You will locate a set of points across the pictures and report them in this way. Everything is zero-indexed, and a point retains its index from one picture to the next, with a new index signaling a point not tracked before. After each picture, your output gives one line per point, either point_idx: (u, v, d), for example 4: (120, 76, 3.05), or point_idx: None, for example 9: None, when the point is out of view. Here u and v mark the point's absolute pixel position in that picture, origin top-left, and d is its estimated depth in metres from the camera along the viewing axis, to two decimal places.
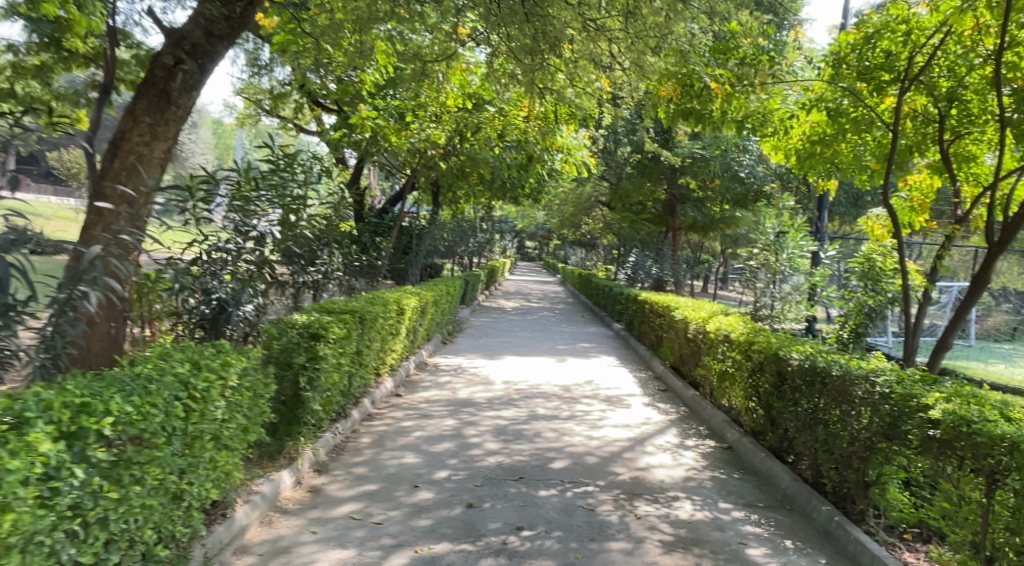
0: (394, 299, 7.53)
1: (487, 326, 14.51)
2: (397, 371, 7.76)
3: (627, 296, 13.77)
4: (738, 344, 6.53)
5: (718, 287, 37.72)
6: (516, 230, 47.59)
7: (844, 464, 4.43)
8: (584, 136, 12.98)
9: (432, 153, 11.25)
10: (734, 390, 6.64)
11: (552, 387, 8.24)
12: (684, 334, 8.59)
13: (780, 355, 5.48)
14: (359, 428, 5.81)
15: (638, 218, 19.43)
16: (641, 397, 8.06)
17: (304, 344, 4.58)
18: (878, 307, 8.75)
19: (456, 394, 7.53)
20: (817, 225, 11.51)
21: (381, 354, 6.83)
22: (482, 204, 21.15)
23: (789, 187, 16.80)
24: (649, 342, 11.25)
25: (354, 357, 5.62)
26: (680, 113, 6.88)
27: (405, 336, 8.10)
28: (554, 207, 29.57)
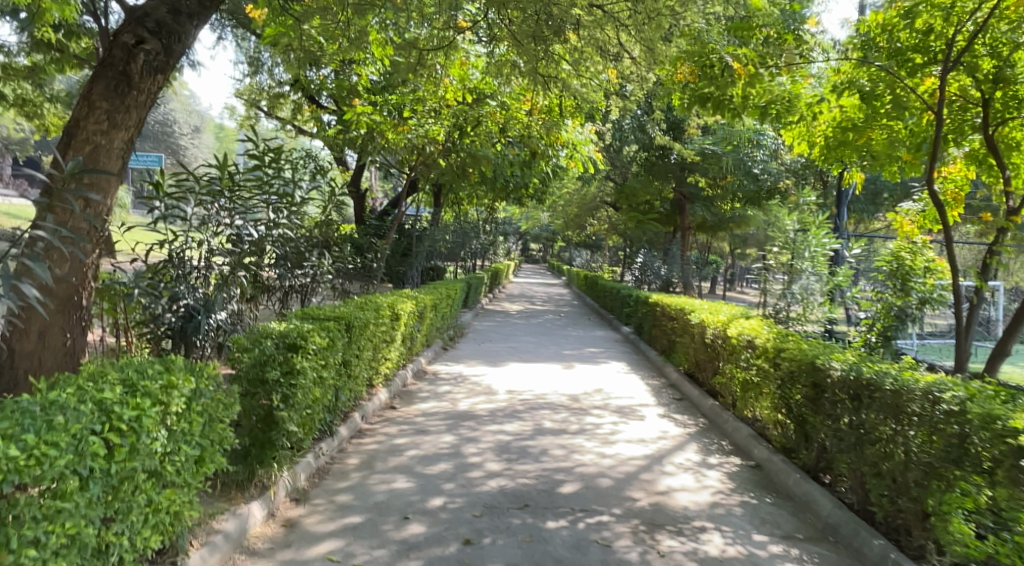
0: (390, 305, 6.99)
1: (491, 330, 13.95)
2: (393, 381, 7.20)
3: (636, 298, 13.20)
4: (765, 352, 5.97)
5: (726, 288, 37.06)
6: (520, 231, 47.02)
7: (898, 491, 3.86)
8: (591, 130, 12.35)
9: (431, 150, 10.65)
10: (761, 400, 6.10)
11: (560, 398, 7.67)
12: (700, 339, 8.03)
13: (817, 364, 4.92)
14: (347, 447, 5.25)
15: (645, 217, 18.84)
16: (656, 408, 7.49)
17: (281, 358, 4.05)
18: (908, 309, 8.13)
19: (456, 405, 6.98)
20: (837, 222, 10.92)
21: (374, 364, 6.29)
22: (486, 205, 20.59)
23: (803, 184, 16.18)
24: (661, 347, 10.68)
25: (343, 369, 5.08)
26: (695, 98, 6.25)
27: (402, 343, 7.55)
28: (559, 208, 28.99)
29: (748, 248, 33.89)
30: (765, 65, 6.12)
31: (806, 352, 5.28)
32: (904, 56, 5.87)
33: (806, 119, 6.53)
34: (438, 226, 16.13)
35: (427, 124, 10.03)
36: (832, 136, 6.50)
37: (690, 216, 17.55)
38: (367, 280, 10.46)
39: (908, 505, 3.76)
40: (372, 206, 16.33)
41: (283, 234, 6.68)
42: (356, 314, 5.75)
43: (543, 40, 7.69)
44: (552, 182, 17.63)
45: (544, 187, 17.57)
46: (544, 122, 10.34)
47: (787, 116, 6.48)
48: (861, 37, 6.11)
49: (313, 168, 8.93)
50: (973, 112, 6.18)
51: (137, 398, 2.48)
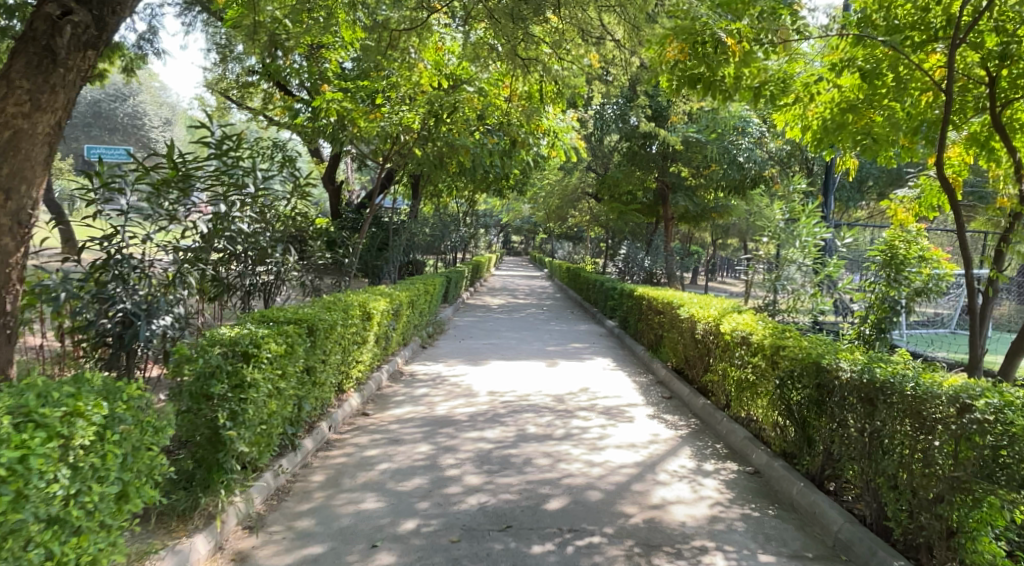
0: (361, 304, 6.51)
1: (471, 326, 13.50)
2: (365, 385, 6.74)
3: (621, 291, 12.80)
4: (763, 349, 5.59)
5: (708, 279, 36.87)
6: (501, 223, 46.52)
7: (918, 506, 3.48)
8: (572, 118, 11.89)
9: (405, 139, 10.10)
10: (759, 400, 5.71)
11: (544, 399, 7.25)
12: (690, 334, 7.64)
13: (823, 364, 4.54)
14: (313, 461, 4.80)
15: (627, 208, 18.48)
16: (645, 408, 7.09)
17: (229, 369, 3.58)
18: (903, 300, 7.80)
19: (434, 410, 6.54)
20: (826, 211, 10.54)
21: (343, 368, 5.81)
22: (465, 197, 20.11)
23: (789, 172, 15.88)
24: (647, 342, 10.31)
25: (303, 377, 4.61)
26: (684, 79, 5.89)
27: (376, 344, 7.08)
28: (539, 199, 28.49)
29: (730, 238, 33.65)
30: (758, 43, 5.74)
31: (810, 350, 4.89)
32: (905, 32, 5.45)
33: (800, 101, 6.17)
34: (416, 219, 15.62)
35: (401, 112, 9.40)
36: (827, 119, 6.11)
37: (672, 206, 17.18)
38: (340, 276, 10.02)
39: (929, 521, 3.39)
40: (348, 199, 15.80)
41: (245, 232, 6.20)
42: (322, 314, 5.27)
43: (523, 19, 7.36)
44: (532, 173, 17.19)
45: (525, 178, 17.12)
46: (522, 109, 9.84)
47: (780, 98, 6.11)
48: (856, 14, 5.72)
49: (280, 159, 8.44)
50: (977, 92, 5.81)
51: (23, 435, 2.12)
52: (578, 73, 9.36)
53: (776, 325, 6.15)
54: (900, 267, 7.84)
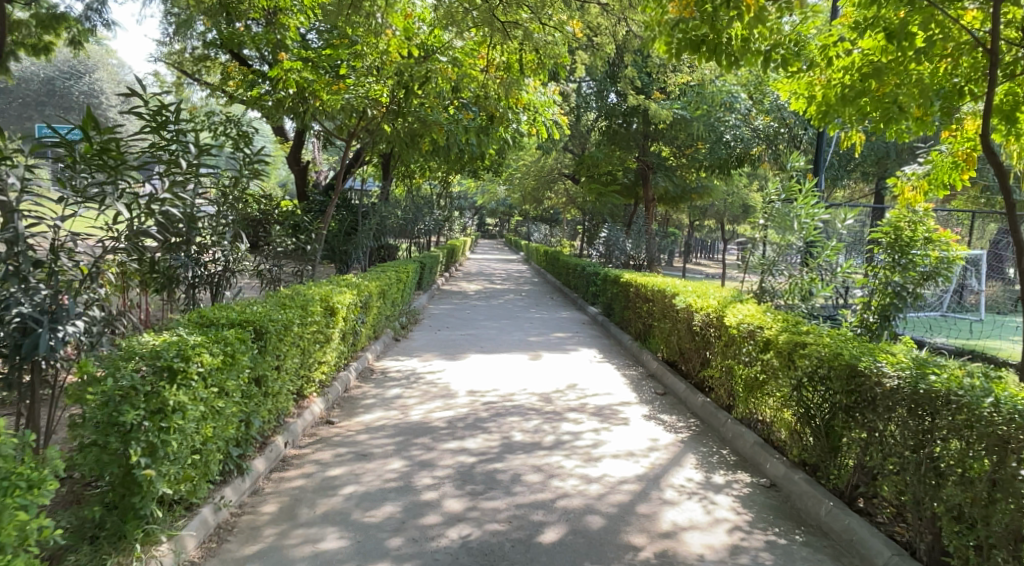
0: (324, 298, 5.78)
1: (447, 315, 12.76)
2: (330, 388, 6.03)
3: (604, 277, 12.16)
4: (778, 346, 4.99)
5: (685, 261, 36.39)
6: (475, 205, 45.67)
7: (989, 545, 2.92)
8: (554, 91, 11.12)
9: (372, 113, 9.26)
10: (771, 401, 5.13)
11: (529, 398, 6.62)
12: (686, 325, 7.04)
13: (858, 366, 3.95)
14: (265, 486, 4.09)
15: (607, 189, 17.78)
16: (639, 407, 6.48)
17: (148, 390, 2.84)
18: (909, 285, 7.31)
19: (408, 414, 5.86)
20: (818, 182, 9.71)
21: (302, 372, 5.10)
22: (439, 178, 19.27)
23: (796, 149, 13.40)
24: (635, 332, 9.72)
25: (249, 389, 3.89)
26: (686, 42, 5.32)
27: (342, 341, 6.35)
28: (515, 180, 27.76)
29: (708, 219, 33.13)
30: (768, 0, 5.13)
31: (839, 349, 4.29)
32: None
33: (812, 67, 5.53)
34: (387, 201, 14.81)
35: (368, 83, 8.89)
36: (846, 85, 5.45)
37: (652, 187, 16.69)
38: (301, 261, 9.26)
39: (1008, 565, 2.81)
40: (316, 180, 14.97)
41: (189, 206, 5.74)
42: (274, 312, 4.55)
43: None
44: (509, 153, 16.41)
45: (501, 157, 16.32)
46: (499, 81, 9.02)
47: (794, 63, 5.47)
48: None
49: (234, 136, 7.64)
50: (1009, 55, 5.18)
51: None
52: (560, 40, 8.58)
53: (786, 318, 5.55)
54: (905, 250, 7.36)
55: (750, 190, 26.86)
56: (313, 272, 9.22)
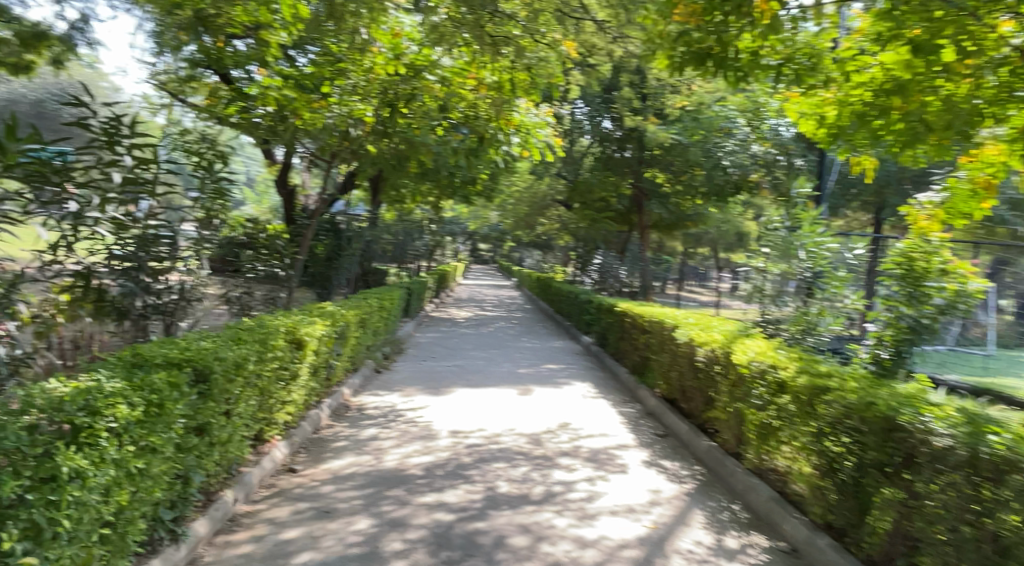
0: (290, 329, 5.22)
1: (434, 344, 12.20)
2: (295, 429, 5.45)
3: (598, 305, 11.66)
4: (795, 389, 4.47)
5: (680, 289, 35.94)
6: (467, 232, 45.37)
7: None
8: (548, 112, 10.48)
9: (356, 133, 8.64)
10: (786, 449, 4.60)
11: (517, 440, 6.05)
12: (688, 361, 6.52)
13: (897, 419, 3.44)
14: (205, 552, 3.50)
15: (600, 216, 17.34)
16: (638, 452, 5.91)
17: (39, 453, 2.31)
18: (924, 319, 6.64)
19: (383, 460, 5.30)
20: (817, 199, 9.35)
21: (262, 414, 4.54)
22: (430, 202, 18.80)
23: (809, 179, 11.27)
24: (631, 365, 9.18)
25: (184, 439, 3.33)
26: (690, 56, 4.91)
27: (311, 375, 5.79)
28: (507, 207, 27.48)
29: (701, 247, 32.73)
30: (780, 9, 4.69)
31: (869, 396, 3.78)
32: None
33: (828, 83, 5.07)
34: (375, 226, 14.37)
35: (353, 102, 8.23)
36: (864, 102, 5.00)
37: (647, 214, 16.31)
38: (274, 285, 8.82)
39: None
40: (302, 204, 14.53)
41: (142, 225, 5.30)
42: (226, 348, 4.00)
43: None
44: (501, 177, 15.96)
45: (493, 181, 15.86)
46: (489, 99, 8.52)
47: (808, 80, 5.01)
48: None
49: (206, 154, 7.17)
50: None
51: None
52: (554, 55, 8.09)
53: (800, 356, 5.05)
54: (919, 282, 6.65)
55: (745, 217, 26.45)
56: (286, 299, 8.87)
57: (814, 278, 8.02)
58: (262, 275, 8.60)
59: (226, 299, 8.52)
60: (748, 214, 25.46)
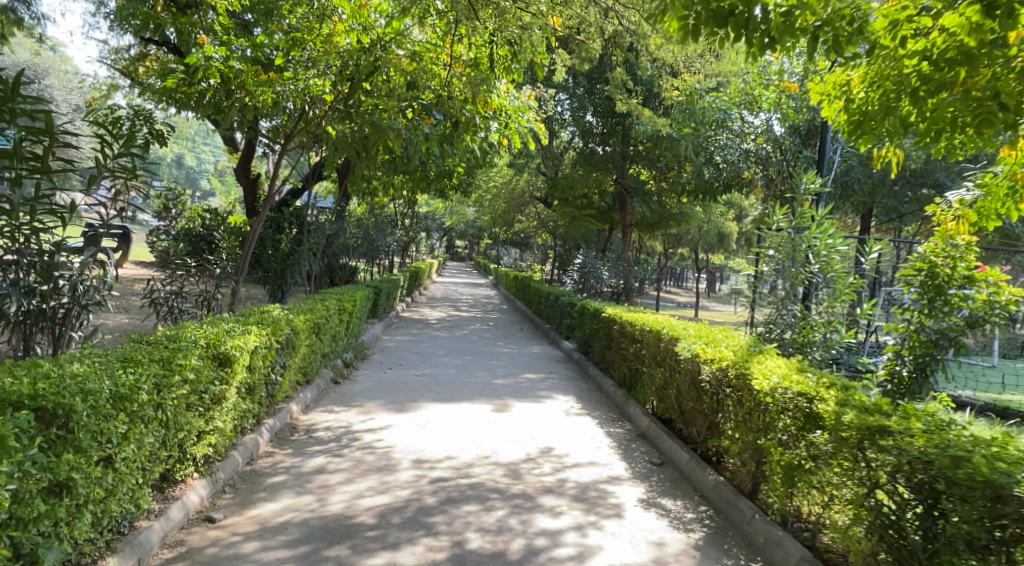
0: (210, 343, 4.24)
1: (402, 348, 11.24)
2: (217, 464, 4.48)
3: (581, 308, 10.80)
4: (837, 427, 3.64)
5: (659, 292, 35.31)
6: (443, 229, 44.48)
7: None
8: (529, 96, 9.32)
9: (314, 113, 7.95)
10: (819, 494, 3.78)
11: (492, 472, 5.14)
12: (690, 379, 5.64)
13: (1005, 487, 2.71)
14: None
15: (581, 213, 16.48)
16: (633, 487, 5.03)
17: None
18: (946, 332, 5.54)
19: (328, 502, 4.36)
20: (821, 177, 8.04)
21: (167, 450, 3.59)
22: (403, 195, 17.75)
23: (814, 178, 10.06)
24: (618, 378, 8.32)
25: (22, 505, 2.42)
26: (708, 16, 4.06)
27: (243, 395, 4.83)
28: (485, 202, 26.73)
29: (681, 247, 32.05)
30: None
31: (949, 448, 3.00)
32: None
33: (867, 53, 4.25)
34: (342, 220, 13.45)
35: (308, 77, 7.51)
36: (917, 75, 4.16)
37: (630, 213, 15.57)
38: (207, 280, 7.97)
39: None
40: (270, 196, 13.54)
41: (47, 211, 4.45)
42: (108, 374, 3.07)
43: None
44: (479, 171, 15.09)
45: (469, 174, 14.92)
46: (465, 78, 7.60)
47: (849, 49, 4.14)
48: None
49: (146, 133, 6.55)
50: None
51: None
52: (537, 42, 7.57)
53: (833, 382, 4.21)
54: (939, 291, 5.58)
55: (727, 218, 25.75)
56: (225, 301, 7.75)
57: (827, 285, 6.97)
58: (190, 271, 7.79)
59: (151, 300, 7.59)
60: (730, 214, 24.80)
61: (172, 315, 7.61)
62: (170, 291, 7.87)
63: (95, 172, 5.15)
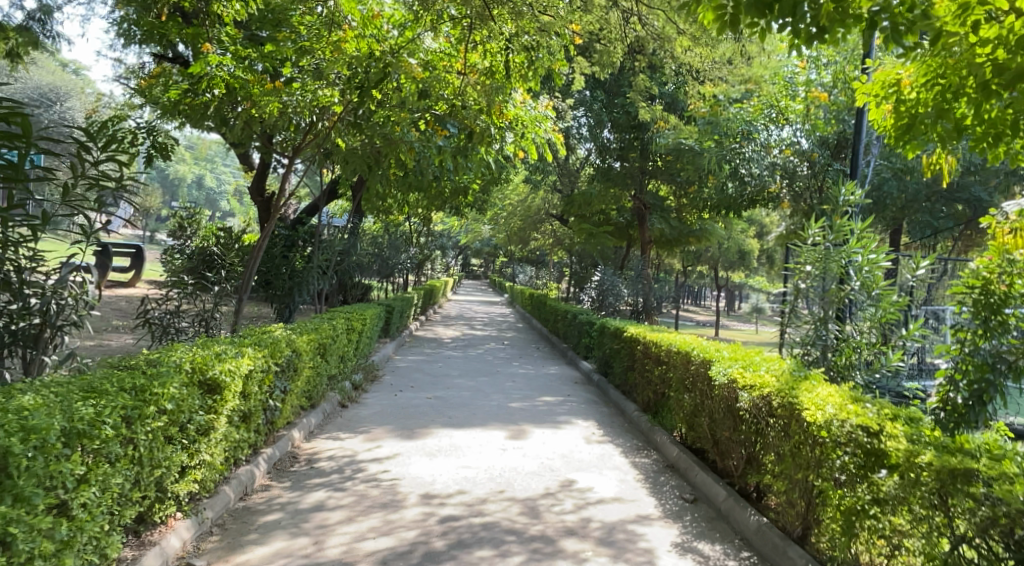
0: (196, 368, 3.82)
1: (414, 369, 10.80)
2: (202, 502, 4.04)
3: (601, 327, 10.31)
4: (909, 469, 3.16)
5: (677, 311, 34.69)
6: (458, 247, 44.26)
7: None
8: (547, 106, 8.87)
9: (324, 124, 7.50)
10: (887, 546, 3.27)
11: (508, 510, 4.66)
12: (725, 407, 5.14)
13: None
14: None
15: (599, 230, 16.00)
16: (665, 529, 4.53)
17: None
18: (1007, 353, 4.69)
19: (326, 546, 3.90)
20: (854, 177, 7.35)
21: (140, 490, 3.17)
22: (417, 213, 17.44)
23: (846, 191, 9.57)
24: (642, 402, 7.81)
25: None
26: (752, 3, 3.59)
27: (236, 424, 4.41)
28: (500, 219, 26.41)
29: (698, 265, 31.48)
30: None
31: None
32: None
33: (932, 42, 3.80)
34: (355, 237, 13.12)
35: (318, 88, 6.99)
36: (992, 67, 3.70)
37: (649, 229, 15.10)
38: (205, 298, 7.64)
39: None
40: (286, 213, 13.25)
41: (20, 221, 4.14)
42: (62, 408, 2.68)
43: None
44: (494, 187, 14.73)
45: (484, 191, 14.54)
46: (480, 86, 7.09)
47: (912, 39, 3.68)
48: None
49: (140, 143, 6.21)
50: None
51: None
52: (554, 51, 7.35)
53: (896, 413, 3.71)
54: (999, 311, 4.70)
55: (747, 235, 25.14)
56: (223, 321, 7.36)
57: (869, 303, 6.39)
58: (187, 289, 7.54)
59: (146, 319, 7.24)
60: (751, 230, 24.25)
61: (168, 334, 7.23)
62: (166, 310, 7.50)
63: (71, 182, 4.46)
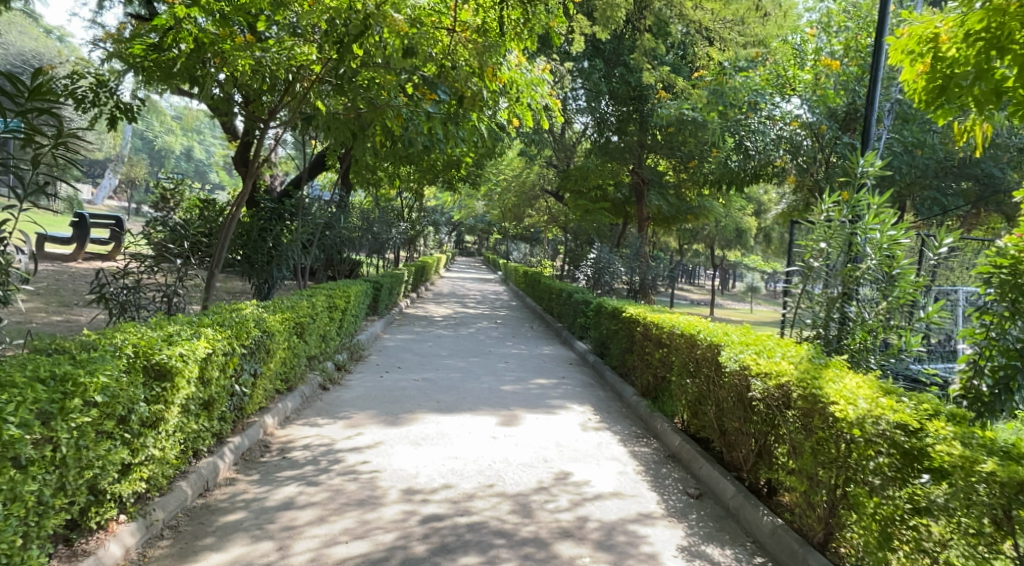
0: (141, 353, 3.37)
1: (403, 349, 10.33)
2: (151, 502, 3.58)
3: (597, 306, 9.85)
4: (960, 475, 2.75)
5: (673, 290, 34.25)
6: (452, 224, 43.64)
7: None
8: (544, 69, 8.30)
9: (301, 85, 7.08)
10: (928, 562, 2.86)
11: (498, 508, 4.23)
12: (736, 396, 4.70)
13: None
14: None
15: (596, 206, 15.49)
16: (671, 530, 4.11)
17: None
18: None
19: (292, 552, 3.47)
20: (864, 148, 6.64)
21: (66, 496, 2.72)
22: (408, 187, 16.88)
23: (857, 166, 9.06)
24: (642, 386, 7.37)
25: None
26: None
27: (195, 413, 3.95)
28: (494, 195, 25.82)
29: (695, 243, 30.99)
30: None
31: None
32: None
33: None
34: (343, 211, 12.59)
35: (294, 44, 6.59)
36: None
37: (647, 205, 14.59)
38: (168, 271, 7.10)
39: None
40: (270, 184, 12.72)
41: None
42: None
43: None
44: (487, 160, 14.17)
45: (477, 164, 14.00)
46: (472, 44, 6.52)
47: None
48: None
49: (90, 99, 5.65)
50: None
51: None
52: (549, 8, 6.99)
53: (937, 409, 3.30)
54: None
55: (745, 213, 24.61)
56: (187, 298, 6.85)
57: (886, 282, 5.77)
58: (149, 263, 7.04)
59: (102, 295, 6.73)
60: (750, 208, 23.72)
61: (126, 311, 6.73)
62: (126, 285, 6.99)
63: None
